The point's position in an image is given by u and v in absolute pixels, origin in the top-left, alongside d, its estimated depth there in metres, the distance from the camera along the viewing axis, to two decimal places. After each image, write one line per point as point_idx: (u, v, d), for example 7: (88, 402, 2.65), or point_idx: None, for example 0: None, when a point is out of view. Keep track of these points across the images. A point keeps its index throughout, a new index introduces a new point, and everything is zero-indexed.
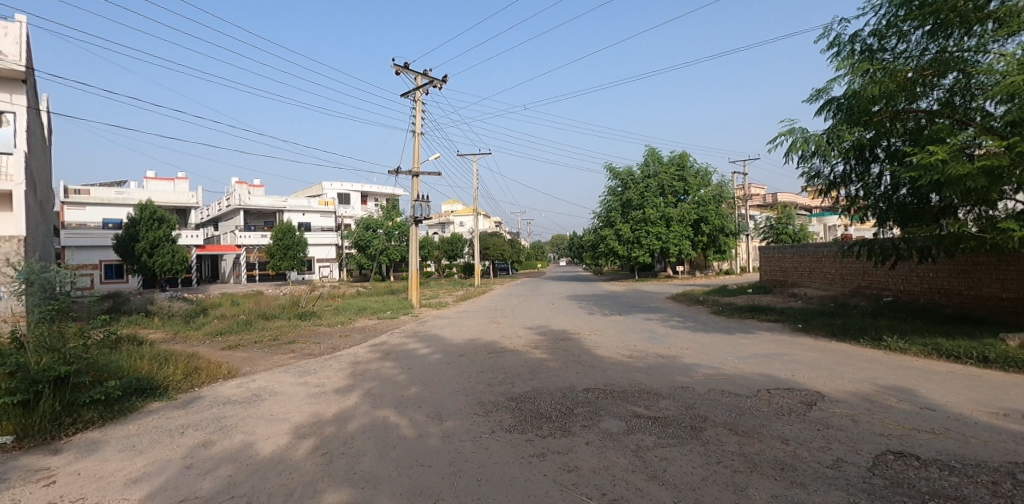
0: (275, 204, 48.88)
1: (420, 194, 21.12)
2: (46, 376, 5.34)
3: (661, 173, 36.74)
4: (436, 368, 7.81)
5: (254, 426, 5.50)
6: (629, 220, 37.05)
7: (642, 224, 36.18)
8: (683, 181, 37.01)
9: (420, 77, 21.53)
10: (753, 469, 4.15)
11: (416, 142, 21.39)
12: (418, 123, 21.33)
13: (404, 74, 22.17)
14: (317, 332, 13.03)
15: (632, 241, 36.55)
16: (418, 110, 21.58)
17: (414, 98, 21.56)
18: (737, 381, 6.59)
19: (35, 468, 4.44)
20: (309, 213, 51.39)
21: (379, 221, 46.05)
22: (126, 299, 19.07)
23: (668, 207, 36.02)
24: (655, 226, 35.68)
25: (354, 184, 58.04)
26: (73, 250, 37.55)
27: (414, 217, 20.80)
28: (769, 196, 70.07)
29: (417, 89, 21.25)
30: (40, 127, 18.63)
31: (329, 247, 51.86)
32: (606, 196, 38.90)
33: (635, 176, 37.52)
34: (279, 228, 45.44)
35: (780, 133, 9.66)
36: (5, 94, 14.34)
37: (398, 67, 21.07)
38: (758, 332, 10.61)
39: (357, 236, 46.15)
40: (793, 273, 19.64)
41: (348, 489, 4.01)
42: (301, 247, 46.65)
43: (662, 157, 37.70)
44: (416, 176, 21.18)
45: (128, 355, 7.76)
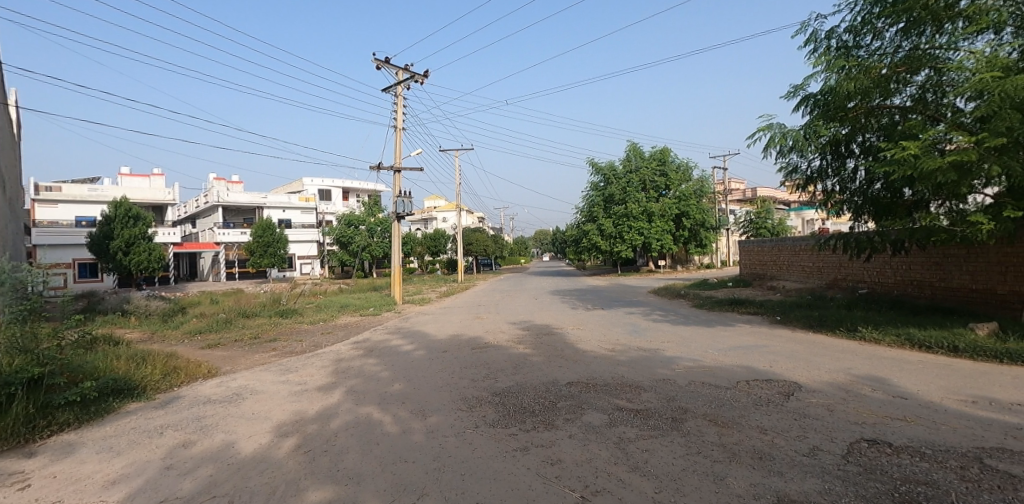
0: (255, 200, 48.17)
1: (402, 190, 20.96)
2: (19, 378, 5.23)
3: (643, 167, 37.03)
4: (420, 364, 7.79)
5: (235, 426, 5.45)
6: (611, 214, 37.26)
7: (624, 219, 36.41)
8: (665, 175, 37.32)
9: (402, 72, 21.30)
10: (732, 458, 4.25)
11: (399, 138, 21.17)
12: (400, 119, 21.09)
13: (386, 68, 21.76)
14: (299, 330, 12.89)
15: (614, 236, 36.74)
16: (400, 104, 21.31)
17: (396, 93, 21.31)
18: (717, 373, 6.70)
19: (9, 472, 4.35)
20: (289, 209, 50.72)
21: (361, 217, 45.57)
22: (101, 299, 18.65)
23: (650, 201, 36.40)
24: (637, 221, 35.85)
25: (337, 180, 57.47)
26: (46, 248, 36.70)
27: (397, 213, 20.64)
28: (747, 191, 71.02)
29: (399, 84, 20.99)
30: (4, 123, 17.88)
31: (311, 243, 51.32)
32: (589, 191, 39.09)
33: (617, 171, 37.79)
34: (260, 225, 44.84)
35: (759, 128, 9.79)
36: None
37: (380, 62, 20.78)
38: (738, 325, 10.81)
39: (339, 232, 45.66)
40: (773, 266, 19.96)
41: (332, 486, 4.02)
42: (281, 244, 46.04)
43: (644, 152, 37.93)
44: (398, 172, 21.01)
45: (104, 355, 7.62)
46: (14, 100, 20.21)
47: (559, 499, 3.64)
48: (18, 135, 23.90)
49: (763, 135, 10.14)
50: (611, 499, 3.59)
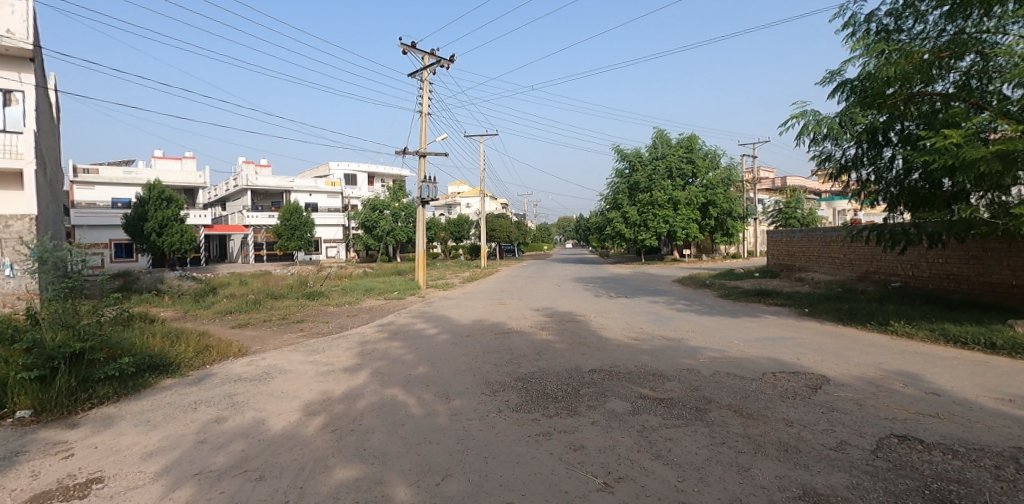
0: (282, 184, 48.99)
1: (426, 175, 20.99)
2: (62, 352, 5.46)
3: (670, 155, 36.37)
4: (443, 348, 7.87)
5: (264, 403, 5.59)
6: (635, 202, 36.88)
7: (649, 208, 35.98)
8: (692, 163, 36.58)
9: (428, 57, 21.23)
10: (757, 450, 4.19)
11: (424, 123, 21.21)
12: (425, 104, 21.10)
13: (412, 53, 21.63)
14: (325, 312, 13.14)
15: (638, 224, 36.39)
16: (426, 89, 21.29)
17: (421, 79, 21.33)
18: (743, 364, 6.60)
19: (54, 442, 4.62)
20: (315, 193, 51.54)
21: (385, 202, 45.84)
22: (136, 278, 19.28)
23: (676, 190, 35.80)
24: (662, 209, 35.40)
25: (361, 165, 57.95)
26: (84, 229, 38.06)
27: (421, 198, 20.73)
28: (777, 180, 69.07)
29: (424, 69, 20.95)
30: (46, 104, 18.40)
31: (336, 228, 52.15)
32: (613, 178, 38.71)
33: (642, 158, 37.24)
34: (287, 209, 45.40)
35: (792, 115, 9.52)
36: (13, 72, 13.84)
37: (406, 46, 20.78)
38: (764, 316, 10.61)
39: (363, 216, 46.17)
40: (801, 258, 19.48)
41: (358, 465, 4.11)
42: (308, 228, 46.73)
43: (671, 140, 37.24)
44: (423, 157, 21.06)
45: (141, 332, 7.91)
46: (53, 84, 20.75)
47: (582, 484, 3.65)
48: (59, 118, 24.65)
49: (795, 122, 9.85)
50: (634, 486, 3.58)
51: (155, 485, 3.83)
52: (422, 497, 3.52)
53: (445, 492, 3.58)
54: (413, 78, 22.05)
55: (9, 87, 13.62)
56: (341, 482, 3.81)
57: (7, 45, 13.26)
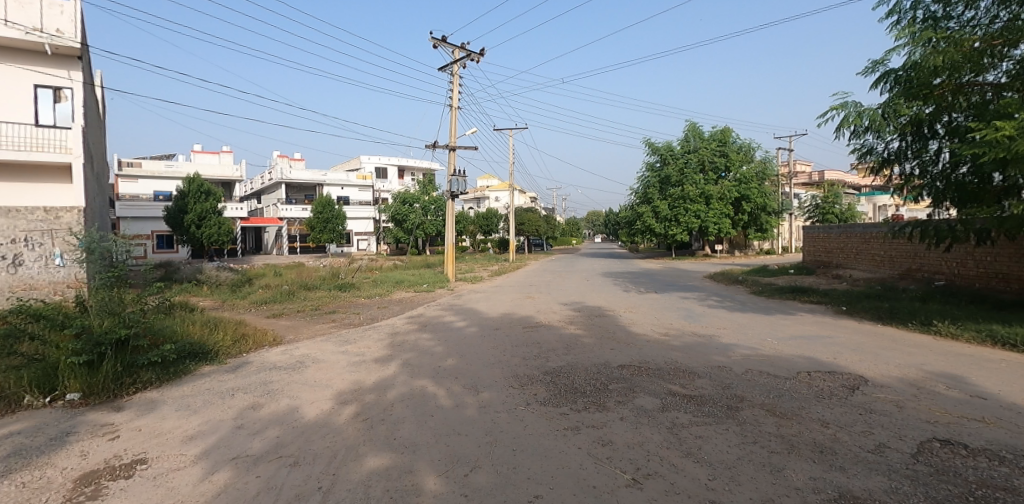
0: (315, 178, 49.98)
1: (456, 169, 21.10)
2: (108, 338, 5.71)
3: (702, 148, 35.67)
4: (471, 341, 7.93)
5: (298, 391, 5.74)
6: (666, 196, 36.36)
7: (680, 202, 35.40)
8: (725, 156, 35.76)
9: (458, 51, 21.28)
10: (791, 450, 4.09)
11: (454, 117, 21.31)
12: (455, 98, 21.17)
13: (443, 47, 21.70)
14: (357, 304, 13.39)
15: (669, 218, 35.89)
16: (455, 83, 21.36)
17: (451, 72, 21.41)
18: (777, 363, 6.45)
19: (101, 424, 4.84)
20: (348, 187, 52.47)
21: (415, 196, 46.36)
22: (178, 268, 19.99)
23: (708, 184, 35.09)
24: (694, 203, 34.79)
25: (392, 158, 58.68)
26: (129, 221, 39.70)
27: (450, 192, 20.86)
28: (815, 174, 66.77)
29: (454, 63, 21.03)
30: (94, 100, 19.13)
31: (367, 221, 53.03)
32: (644, 172, 38.24)
33: (674, 151, 36.62)
34: (320, 202, 46.46)
35: (831, 107, 9.24)
36: (64, 69, 14.66)
37: (437, 41, 20.87)
38: (798, 314, 10.35)
39: (394, 210, 46.78)
40: (839, 255, 18.90)
41: (388, 454, 4.18)
42: (340, 221, 47.66)
43: (704, 133, 36.50)
44: (453, 150, 21.16)
45: (182, 320, 8.21)
46: (99, 80, 21.57)
47: (610, 480, 3.63)
48: (105, 114, 25.73)
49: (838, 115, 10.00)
50: (663, 483, 3.54)
51: (195, 468, 3.97)
52: (451, 487, 3.55)
53: (474, 483, 3.61)
54: (443, 72, 22.16)
55: (59, 84, 14.54)
56: (372, 470, 3.88)
57: (57, 44, 13.88)
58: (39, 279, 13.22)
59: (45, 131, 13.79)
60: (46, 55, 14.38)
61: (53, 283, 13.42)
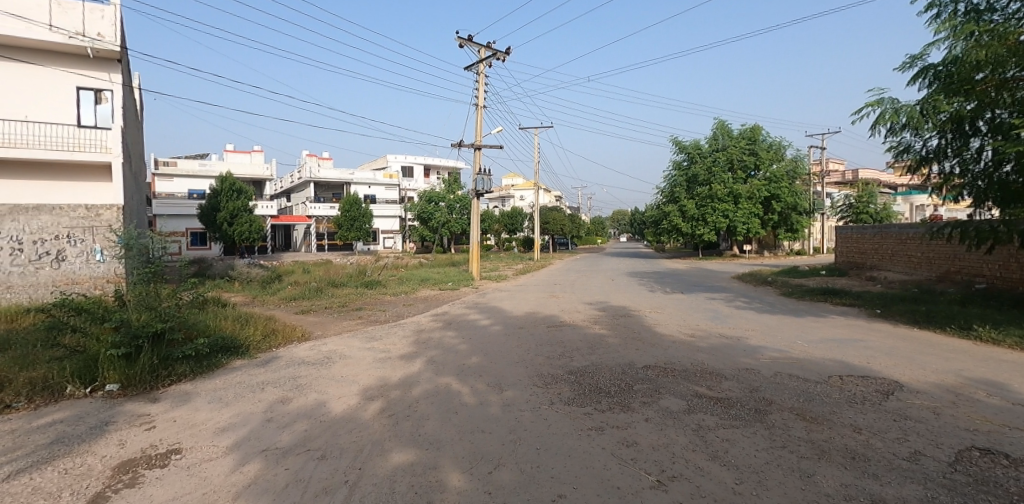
0: (344, 176, 50.68)
1: (481, 167, 21.17)
2: (146, 332, 5.90)
3: (731, 146, 35.06)
4: (495, 339, 7.96)
5: (325, 386, 5.84)
6: (694, 196, 35.86)
7: (708, 201, 34.84)
8: (755, 155, 35.05)
9: (484, 50, 21.33)
10: (821, 456, 4.00)
11: (480, 116, 21.40)
12: (481, 97, 21.23)
13: (469, 46, 21.77)
14: (383, 301, 13.57)
15: (696, 218, 35.38)
16: (481, 82, 21.42)
17: (477, 71, 21.47)
18: (807, 366, 6.31)
19: (139, 414, 5.02)
20: (375, 185, 53.12)
21: (441, 194, 46.70)
22: (210, 265, 20.54)
23: (737, 183, 34.44)
24: (722, 203, 34.20)
25: (418, 157, 59.27)
26: (165, 218, 41.04)
27: (475, 191, 20.92)
28: (848, 173, 64.83)
29: (480, 62, 21.08)
30: (134, 102, 19.79)
31: (393, 219, 53.63)
32: (670, 170, 37.80)
33: (702, 150, 36.10)
34: (347, 200, 47.15)
35: (866, 104, 9.01)
36: (104, 72, 15.18)
37: (463, 40, 20.94)
38: (829, 316, 10.11)
39: (420, 208, 47.15)
40: (873, 255, 18.36)
41: (413, 450, 4.22)
42: (367, 219, 48.39)
43: (733, 131, 35.86)
44: (479, 149, 21.24)
45: (215, 315, 8.45)
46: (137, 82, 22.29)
47: (634, 481, 3.60)
48: (143, 114, 26.63)
49: (875, 110, 9.78)
50: (688, 486, 3.50)
51: (227, 459, 4.08)
52: (475, 484, 3.57)
53: (498, 481, 3.62)
54: (469, 71, 22.24)
55: (101, 86, 15.07)
56: (397, 465, 3.92)
57: (99, 48, 14.40)
58: (81, 275, 13.53)
59: (88, 132, 14.53)
60: (88, 58, 14.93)
61: (94, 279, 13.71)
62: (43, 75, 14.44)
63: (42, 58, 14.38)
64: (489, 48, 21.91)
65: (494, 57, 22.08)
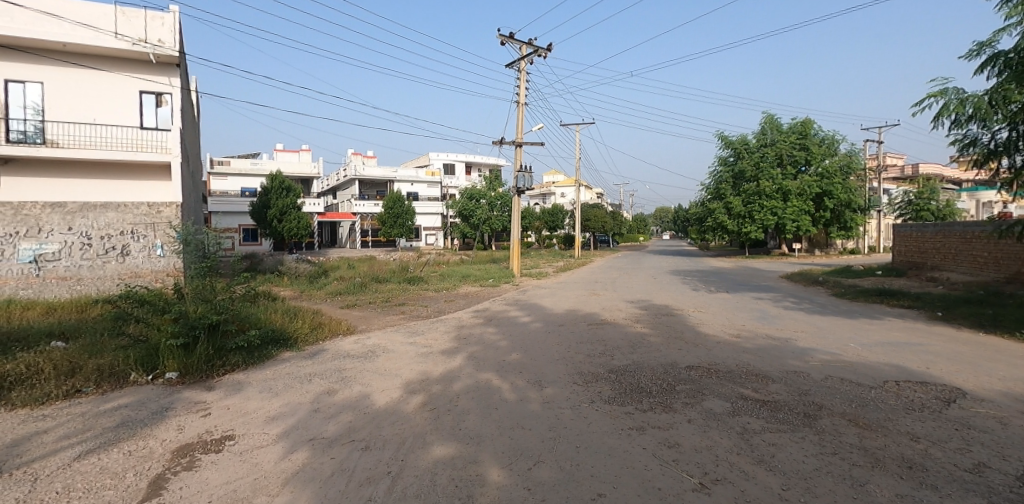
0: (387, 175, 51.93)
1: (522, 165, 21.21)
2: (202, 323, 6.21)
3: (780, 141, 33.91)
4: (536, 336, 7.98)
5: (370, 379, 5.99)
6: (740, 192, 34.87)
7: (755, 198, 33.76)
8: (806, 150, 33.74)
9: (525, 47, 21.37)
10: (874, 464, 3.82)
11: (521, 113, 21.45)
12: (522, 94, 21.26)
13: (511, 44, 21.84)
14: (426, 297, 13.82)
15: (742, 216, 34.38)
16: (522, 80, 21.47)
17: (519, 68, 21.49)
18: (860, 370, 6.05)
19: (195, 401, 5.29)
20: (417, 183, 54.04)
21: (482, 192, 47.05)
22: (261, 260, 21.41)
23: (786, 179, 33.25)
24: (770, 200, 33.12)
25: (460, 155, 60.00)
26: (221, 216, 43.03)
27: (517, 188, 20.99)
28: (907, 169, 61.32)
29: (522, 59, 21.12)
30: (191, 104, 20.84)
31: (435, 216, 54.18)
32: (716, 166, 36.90)
33: (749, 145, 35.09)
34: (391, 197, 48.04)
35: (928, 94, 8.57)
36: (165, 76, 15.98)
37: (505, 37, 21.03)
38: (885, 318, 9.64)
39: (461, 205, 47.60)
40: (935, 255, 17.37)
41: (454, 444, 4.28)
42: (409, 216, 49.07)
43: (782, 125, 34.62)
44: (520, 146, 21.29)
45: (266, 308, 8.81)
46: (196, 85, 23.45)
47: (676, 483, 3.54)
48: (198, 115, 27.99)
49: (937, 101, 9.25)
50: (733, 490, 3.41)
51: (276, 446, 4.24)
52: (514, 480, 3.59)
53: (537, 477, 3.63)
54: (511, 69, 22.33)
55: (161, 90, 15.85)
56: (438, 459, 3.99)
57: (160, 54, 15.16)
58: (143, 269, 14.08)
59: (149, 134, 15.72)
60: (151, 64, 15.75)
61: (155, 272, 14.24)
62: (110, 80, 15.30)
63: (110, 65, 15.28)
64: (531, 45, 21.90)
65: (536, 54, 22.07)
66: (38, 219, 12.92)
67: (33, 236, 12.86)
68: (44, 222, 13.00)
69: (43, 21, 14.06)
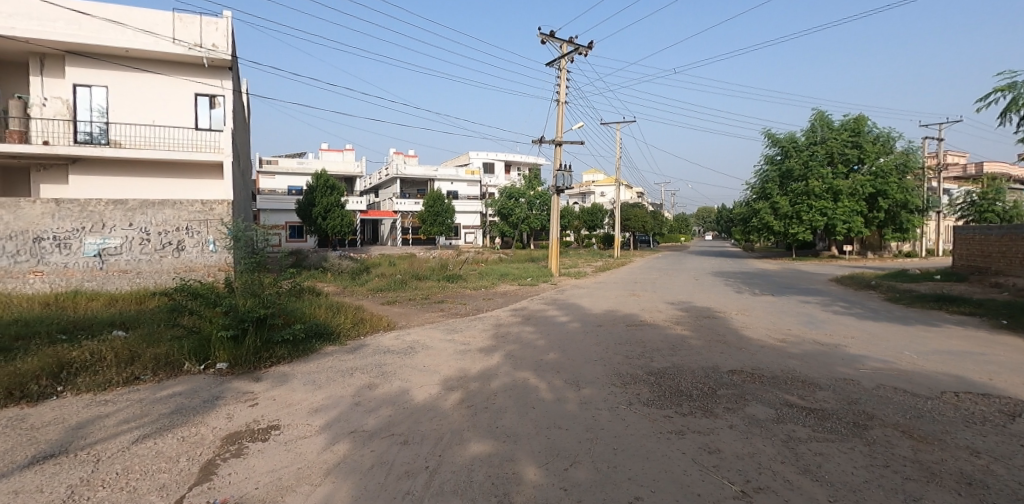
0: (427, 173, 52.82)
1: (562, 163, 21.15)
2: (251, 316, 6.48)
3: (831, 138, 32.66)
4: (574, 336, 7.96)
5: (409, 375, 6.10)
6: (787, 192, 33.76)
7: (803, 198, 32.64)
8: (859, 148, 32.39)
9: (566, 45, 21.27)
10: (930, 478, 3.63)
11: (561, 112, 21.36)
12: (563, 92, 21.20)
13: (551, 42, 21.79)
14: (464, 294, 13.97)
15: (789, 216, 33.28)
16: (563, 78, 21.38)
17: (559, 67, 21.43)
18: (915, 380, 5.77)
19: (244, 391, 5.51)
20: (457, 182, 54.58)
21: (521, 191, 47.22)
22: (306, 256, 22.13)
23: (837, 178, 31.98)
24: (819, 199, 31.93)
25: (500, 153, 60.27)
26: (269, 213, 44.66)
27: (556, 187, 20.94)
28: (970, 167, 57.65)
29: (562, 57, 21.06)
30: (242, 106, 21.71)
31: (474, 214, 54.71)
32: (762, 165, 35.86)
33: (798, 143, 33.94)
34: (431, 197, 49.01)
35: (996, 88, 8.06)
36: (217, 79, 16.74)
37: (545, 36, 21.01)
38: (944, 326, 9.14)
39: (500, 204, 47.87)
40: (1001, 260, 16.33)
41: (491, 441, 4.31)
42: (449, 214, 49.72)
43: (833, 122, 33.36)
44: (560, 145, 21.23)
45: (311, 303, 9.11)
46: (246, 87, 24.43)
47: (716, 489, 3.46)
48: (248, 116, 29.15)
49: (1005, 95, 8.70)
50: (776, 499, 3.31)
51: (319, 437, 4.38)
52: (551, 479, 3.59)
53: (574, 478, 3.61)
54: (551, 68, 22.28)
55: (214, 93, 16.61)
56: (475, 455, 4.03)
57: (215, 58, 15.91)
58: (197, 263, 14.77)
59: (205, 135, 16.53)
60: (204, 67, 16.48)
61: (208, 266, 14.97)
62: (166, 83, 16.07)
63: (167, 69, 16.04)
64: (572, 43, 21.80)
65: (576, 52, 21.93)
66: (102, 215, 13.60)
67: (97, 231, 13.53)
68: (107, 218, 13.69)
69: (108, 28, 14.92)
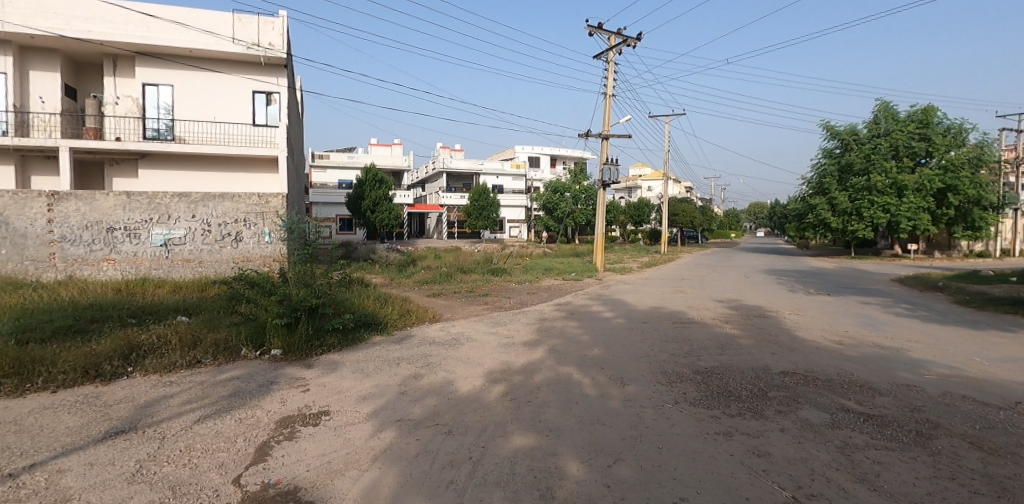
0: (472, 167, 53.45)
1: (608, 157, 20.92)
2: (303, 305, 6.76)
3: (896, 131, 30.96)
4: (619, 332, 7.90)
5: (453, 366, 6.22)
6: (846, 187, 32.26)
7: (863, 193, 31.11)
8: (926, 140, 30.54)
9: (614, 37, 20.95)
10: (1001, 493, 3.41)
11: (608, 105, 21.09)
12: (610, 85, 20.91)
13: (597, 34, 21.49)
14: (508, 288, 14.09)
15: (848, 212, 31.84)
16: (611, 71, 21.07)
17: (607, 60, 21.14)
18: (986, 388, 5.41)
19: (296, 377, 5.76)
20: (502, 176, 54.85)
21: (566, 185, 47.14)
22: (354, 248, 22.83)
23: (902, 172, 30.31)
24: (881, 195, 30.39)
25: (544, 148, 60.07)
26: (321, 206, 46.21)
27: (602, 181, 20.72)
28: None
29: (610, 50, 20.76)
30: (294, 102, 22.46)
31: (520, 209, 54.67)
32: (820, 159, 34.38)
33: (859, 136, 32.37)
34: (476, 190, 49.46)
35: None
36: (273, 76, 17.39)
37: (592, 28, 20.76)
38: (1021, 332, 8.52)
39: (545, 199, 48.10)
40: None
41: (534, 435, 4.35)
42: (494, 208, 50.19)
43: (899, 113, 31.60)
44: (607, 139, 20.99)
45: (360, 294, 9.40)
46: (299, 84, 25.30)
47: (766, 493, 3.37)
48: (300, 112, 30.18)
49: None
50: None
51: (367, 424, 4.54)
52: (594, 475, 3.59)
53: (617, 475, 3.60)
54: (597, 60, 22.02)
55: (270, 89, 17.27)
56: (518, 448, 4.07)
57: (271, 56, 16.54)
58: (253, 253, 15.44)
59: (260, 130, 17.22)
60: (260, 65, 17.14)
61: (264, 257, 15.61)
62: (224, 81, 16.79)
63: (226, 67, 16.77)
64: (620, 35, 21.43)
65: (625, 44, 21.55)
66: (168, 207, 14.39)
67: (163, 222, 14.36)
68: (173, 210, 14.47)
69: (173, 30, 15.73)
